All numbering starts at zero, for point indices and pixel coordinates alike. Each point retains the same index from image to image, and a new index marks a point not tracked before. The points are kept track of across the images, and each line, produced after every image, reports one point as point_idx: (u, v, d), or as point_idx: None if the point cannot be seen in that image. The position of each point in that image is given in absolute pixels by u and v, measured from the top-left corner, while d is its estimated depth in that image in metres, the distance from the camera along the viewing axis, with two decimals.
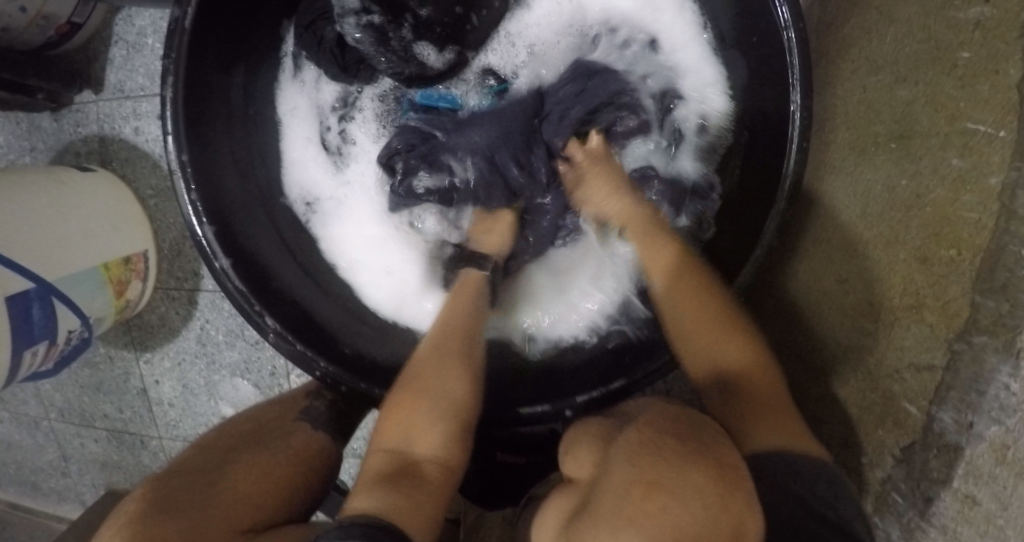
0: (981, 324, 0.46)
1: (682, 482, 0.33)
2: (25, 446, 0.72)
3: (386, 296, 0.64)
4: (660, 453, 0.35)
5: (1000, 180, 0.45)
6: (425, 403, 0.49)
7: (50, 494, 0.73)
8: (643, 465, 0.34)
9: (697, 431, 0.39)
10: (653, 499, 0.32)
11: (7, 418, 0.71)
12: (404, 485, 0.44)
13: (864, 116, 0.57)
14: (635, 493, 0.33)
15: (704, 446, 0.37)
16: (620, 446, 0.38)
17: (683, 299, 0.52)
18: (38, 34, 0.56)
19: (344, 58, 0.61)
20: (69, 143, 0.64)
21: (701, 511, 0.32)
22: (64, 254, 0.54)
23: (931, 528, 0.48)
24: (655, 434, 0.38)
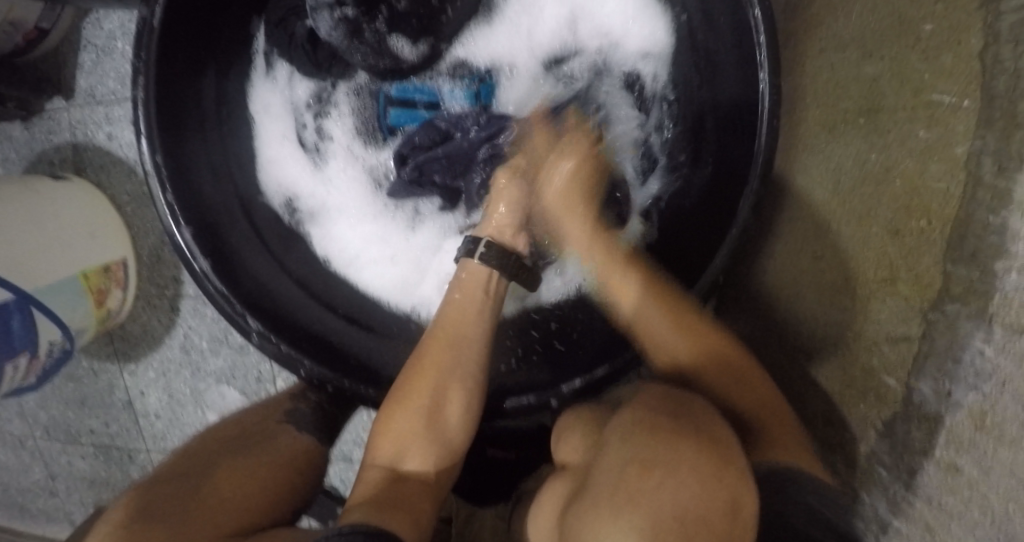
0: (953, 292, 0.46)
1: (673, 456, 0.33)
2: (11, 467, 0.71)
3: (382, 284, 0.65)
4: (653, 430, 0.35)
5: (965, 149, 0.46)
6: (422, 426, 0.51)
7: (39, 515, 0.72)
8: (636, 444, 0.35)
9: (684, 408, 0.39)
10: (648, 477, 0.32)
11: None
12: (399, 501, 0.47)
13: (831, 95, 0.58)
14: (630, 470, 0.33)
15: (694, 422, 0.37)
16: (615, 429, 0.38)
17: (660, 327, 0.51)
18: (5, 39, 0.57)
19: (317, 55, 0.62)
20: (41, 152, 0.64)
21: (695, 484, 0.32)
22: (44, 264, 0.54)
23: (918, 500, 0.48)
24: (648, 414, 0.38)
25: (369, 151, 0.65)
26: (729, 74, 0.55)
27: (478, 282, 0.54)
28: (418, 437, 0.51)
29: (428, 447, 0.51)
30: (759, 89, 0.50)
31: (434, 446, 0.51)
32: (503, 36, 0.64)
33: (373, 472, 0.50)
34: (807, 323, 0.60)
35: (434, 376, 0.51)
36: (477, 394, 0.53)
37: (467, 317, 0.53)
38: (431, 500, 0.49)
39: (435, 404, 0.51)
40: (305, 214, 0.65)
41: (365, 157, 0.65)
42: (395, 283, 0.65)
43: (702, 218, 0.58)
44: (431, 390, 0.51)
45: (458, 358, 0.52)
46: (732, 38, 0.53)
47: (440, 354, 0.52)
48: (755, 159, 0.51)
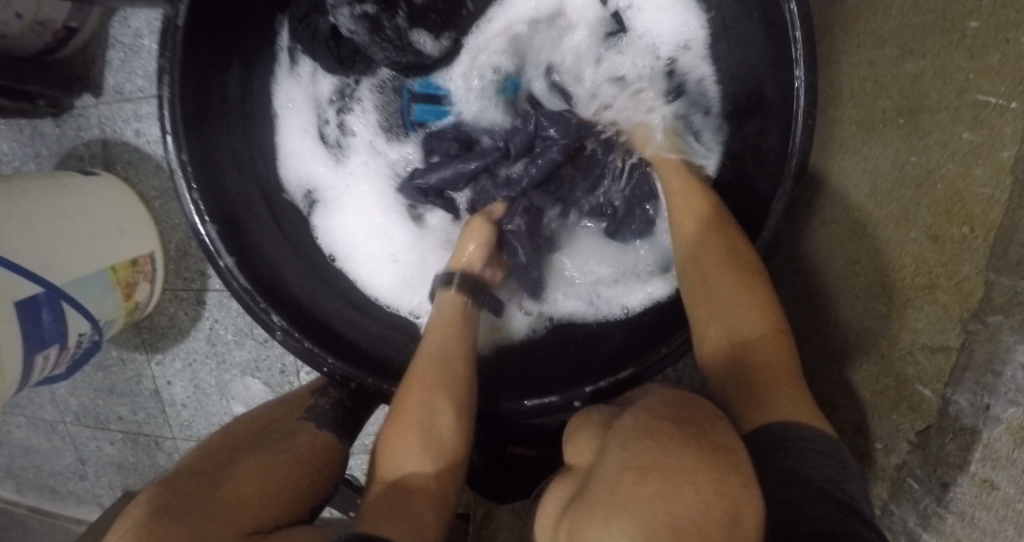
0: (995, 303, 0.47)
1: (670, 463, 0.31)
2: (43, 450, 0.73)
3: (389, 282, 0.64)
4: (654, 436, 0.34)
5: (1013, 153, 0.46)
6: (416, 438, 0.48)
7: (69, 496, 0.74)
8: (635, 449, 0.33)
9: (693, 415, 0.37)
10: (644, 482, 0.31)
11: (24, 424, 0.72)
12: (401, 516, 0.43)
13: (871, 91, 0.53)
14: (628, 477, 0.32)
15: (699, 427, 0.35)
16: (619, 432, 0.37)
17: (716, 267, 0.48)
18: (36, 40, 0.56)
19: (339, 51, 0.60)
20: (72, 148, 0.64)
21: (692, 495, 0.30)
22: (73, 258, 0.55)
23: (949, 516, 0.48)
24: (651, 419, 0.36)
25: (392, 147, 0.65)
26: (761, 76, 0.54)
27: (458, 308, 0.55)
28: (413, 450, 0.48)
29: (426, 456, 0.48)
30: (795, 89, 0.48)
31: (432, 456, 0.48)
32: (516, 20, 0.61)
33: (376, 490, 0.47)
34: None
35: (423, 386, 0.50)
36: (466, 401, 0.51)
37: (445, 333, 0.53)
38: (439, 515, 0.45)
39: (427, 418, 0.48)
40: (322, 207, 0.64)
41: (387, 153, 0.65)
42: (404, 281, 0.63)
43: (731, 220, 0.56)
44: (420, 399, 0.49)
45: (444, 369, 0.51)
46: (766, 34, 0.52)
47: (427, 366, 0.51)
48: (789, 157, 0.49)
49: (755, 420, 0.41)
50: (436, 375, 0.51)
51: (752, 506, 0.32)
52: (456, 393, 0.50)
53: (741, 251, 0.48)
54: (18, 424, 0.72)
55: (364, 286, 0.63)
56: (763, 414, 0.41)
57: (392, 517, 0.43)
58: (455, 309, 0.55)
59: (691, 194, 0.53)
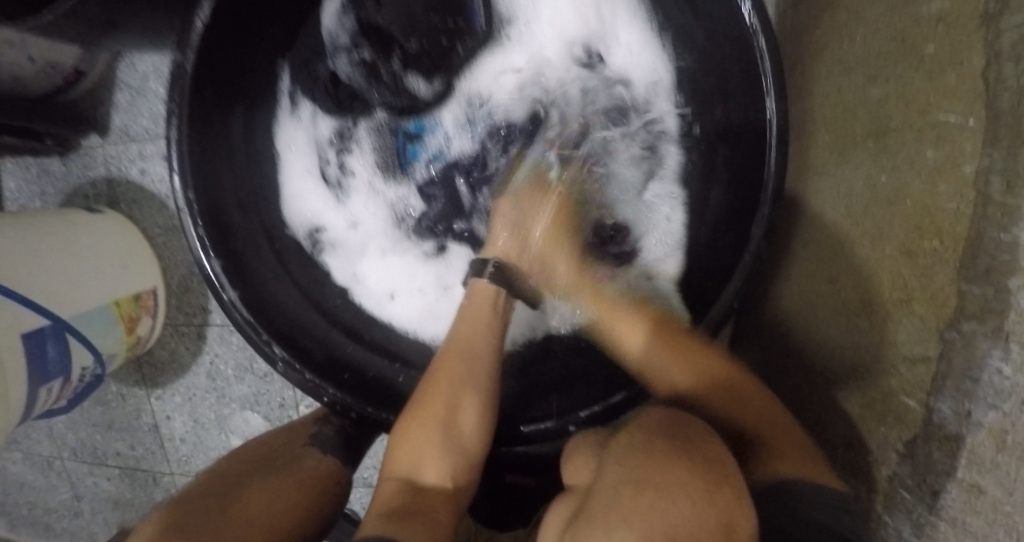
0: (968, 311, 0.47)
1: (666, 479, 0.34)
2: (39, 486, 0.72)
3: (410, 312, 0.65)
4: (652, 453, 0.36)
5: (973, 167, 0.47)
6: (440, 436, 0.51)
7: (62, 535, 0.73)
8: (633, 467, 0.36)
9: (685, 433, 0.39)
10: (641, 497, 0.33)
11: (20, 459, 0.72)
12: (412, 510, 0.46)
13: (842, 116, 0.59)
14: (625, 491, 0.34)
15: (692, 446, 0.38)
16: (615, 451, 0.40)
17: (671, 356, 0.53)
18: (47, 82, 0.59)
19: (337, 94, 0.64)
20: (77, 187, 0.66)
21: (688, 505, 0.32)
22: (78, 293, 0.57)
23: (941, 523, 0.47)
24: (646, 439, 0.39)
25: (389, 186, 0.66)
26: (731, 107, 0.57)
27: (488, 303, 0.57)
28: (437, 448, 0.50)
29: (445, 456, 0.50)
30: (767, 120, 0.51)
31: (453, 458, 0.51)
32: (502, 76, 0.64)
33: (392, 484, 0.49)
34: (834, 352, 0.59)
35: (455, 385, 0.53)
36: (490, 405, 0.53)
37: (479, 329, 0.55)
38: (452, 513, 0.48)
39: (447, 414, 0.52)
40: (326, 246, 0.65)
41: (386, 193, 0.66)
42: (422, 311, 0.65)
43: (714, 241, 0.58)
44: (449, 397, 0.52)
45: (474, 368, 0.54)
46: (733, 67, 0.55)
47: (461, 363, 0.54)
48: (766, 181, 0.51)
49: (772, 467, 0.45)
50: (460, 371, 0.53)
51: (743, 513, 0.34)
52: (479, 389, 0.53)
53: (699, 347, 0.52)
54: (16, 460, 0.72)
55: (383, 312, 0.65)
56: (781, 462, 0.45)
57: (411, 511, 0.46)
58: (490, 310, 0.56)
59: (608, 301, 0.59)
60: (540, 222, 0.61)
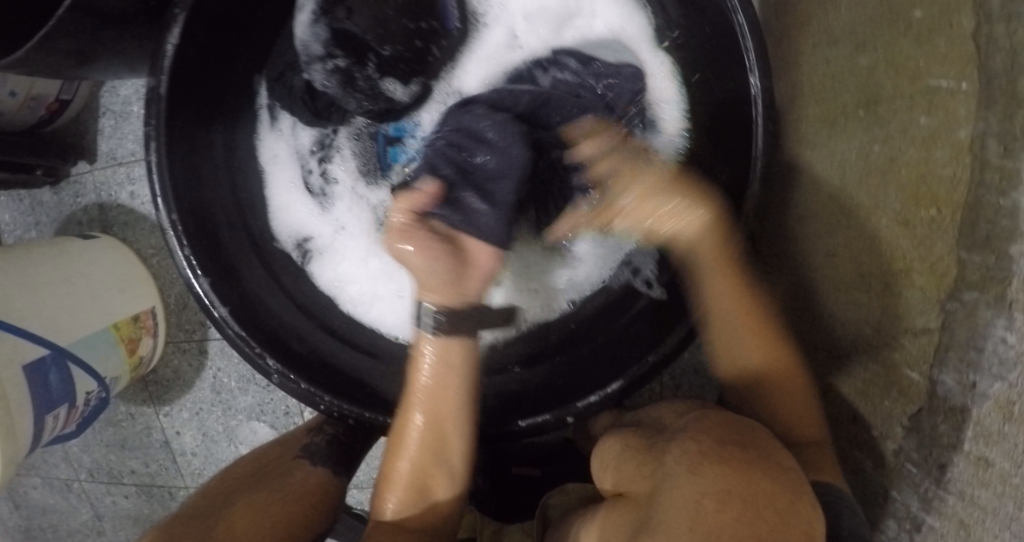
0: (969, 280, 0.46)
1: (752, 489, 0.36)
2: (61, 509, 0.72)
3: (400, 319, 0.64)
4: (720, 462, 0.38)
5: (968, 131, 0.45)
6: (413, 499, 0.51)
7: None
8: (706, 475, 0.37)
9: (745, 439, 0.41)
10: (728, 507, 0.35)
11: (40, 484, 0.72)
12: None
13: (828, 87, 0.57)
14: (709, 502, 0.35)
15: (761, 452, 0.39)
16: (679, 455, 0.40)
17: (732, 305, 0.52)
18: (30, 115, 0.57)
19: (314, 104, 0.60)
20: (70, 214, 0.66)
21: (775, 519, 0.35)
22: (75, 320, 0.57)
23: (949, 496, 0.46)
24: (713, 443, 0.40)
25: (372, 191, 0.65)
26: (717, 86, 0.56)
27: (456, 364, 0.50)
28: (410, 509, 0.51)
29: (418, 514, 0.51)
30: (752, 93, 0.50)
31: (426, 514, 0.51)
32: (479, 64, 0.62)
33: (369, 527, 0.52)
34: (846, 332, 0.57)
35: (419, 457, 0.50)
36: (460, 462, 0.52)
37: (444, 400, 0.50)
38: None
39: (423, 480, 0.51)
40: (315, 256, 0.65)
41: (369, 197, 0.65)
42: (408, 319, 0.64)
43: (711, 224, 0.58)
44: (412, 463, 0.51)
45: (437, 434, 0.50)
46: (718, 42, 0.53)
47: (424, 431, 0.50)
48: (754, 162, 0.51)
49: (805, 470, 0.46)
50: (429, 442, 0.50)
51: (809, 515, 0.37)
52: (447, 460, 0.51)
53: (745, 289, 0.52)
54: (33, 485, 0.72)
55: (376, 324, 0.64)
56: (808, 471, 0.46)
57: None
58: (451, 369, 0.50)
59: (671, 212, 0.53)
60: (627, 199, 0.54)
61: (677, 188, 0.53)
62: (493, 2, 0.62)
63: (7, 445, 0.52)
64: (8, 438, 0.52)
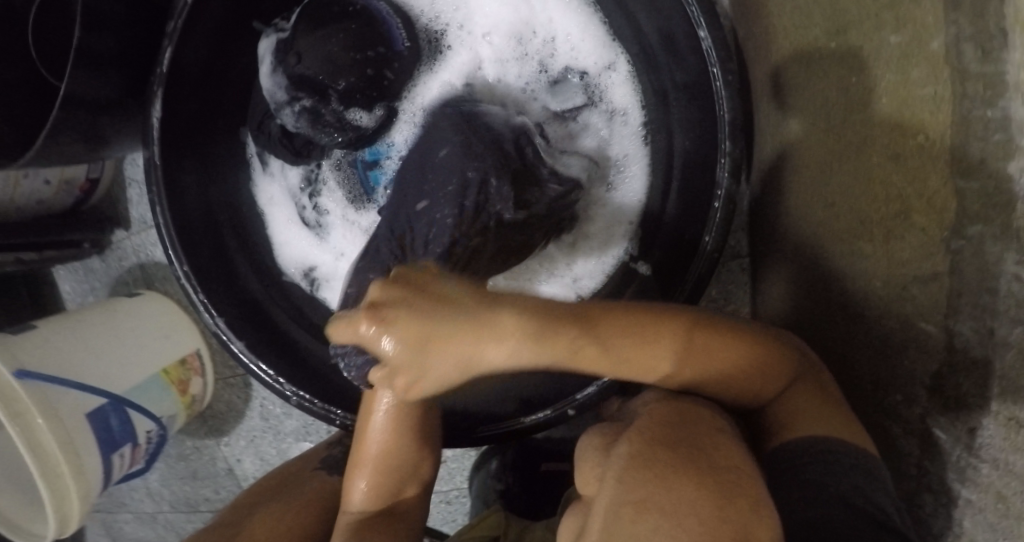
0: (970, 212, 0.39)
1: (669, 495, 0.31)
2: (152, 539, 0.81)
3: None
4: (650, 467, 0.33)
5: (941, 41, 0.39)
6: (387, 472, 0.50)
7: None
8: (630, 483, 0.32)
9: (683, 440, 0.36)
10: (643, 518, 0.30)
11: (132, 518, 0.81)
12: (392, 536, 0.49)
13: (799, 22, 0.51)
14: (625, 512, 0.31)
15: (695, 454, 0.34)
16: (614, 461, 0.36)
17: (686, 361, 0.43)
18: (67, 196, 0.67)
19: (293, 144, 0.65)
20: (118, 277, 0.75)
21: (697, 527, 0.29)
22: (127, 369, 0.65)
23: (983, 465, 0.40)
24: (646, 447, 0.35)
25: (362, 214, 0.68)
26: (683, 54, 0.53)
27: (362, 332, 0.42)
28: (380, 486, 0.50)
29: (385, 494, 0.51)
30: (703, 46, 0.49)
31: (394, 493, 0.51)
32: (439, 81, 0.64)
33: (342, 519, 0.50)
34: (857, 288, 0.50)
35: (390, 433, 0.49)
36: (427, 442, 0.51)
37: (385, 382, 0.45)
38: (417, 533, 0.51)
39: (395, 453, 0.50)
40: (323, 283, 0.69)
41: (360, 220, 0.68)
42: None
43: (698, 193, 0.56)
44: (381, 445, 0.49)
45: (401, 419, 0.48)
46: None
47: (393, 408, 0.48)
48: (720, 119, 0.51)
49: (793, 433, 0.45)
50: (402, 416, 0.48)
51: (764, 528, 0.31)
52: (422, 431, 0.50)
53: (677, 340, 0.43)
54: (127, 520, 0.82)
55: None
56: (800, 424, 0.45)
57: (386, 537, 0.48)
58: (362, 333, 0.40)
59: (479, 331, 0.37)
60: (439, 365, 0.37)
61: (444, 322, 0.36)
62: (452, 25, 0.64)
63: (79, 484, 0.59)
64: (80, 479, 0.59)
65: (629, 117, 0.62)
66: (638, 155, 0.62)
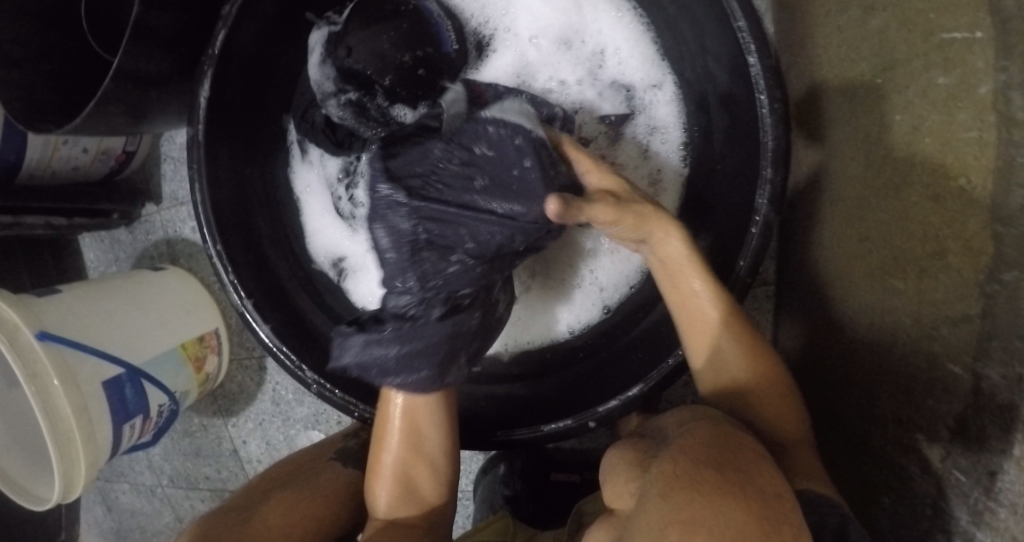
0: (1009, 258, 0.39)
1: (719, 520, 0.31)
2: (146, 511, 0.82)
3: None
4: (696, 486, 0.33)
5: (990, 87, 0.39)
6: (406, 492, 0.56)
7: None
8: (676, 500, 0.33)
9: (731, 457, 0.37)
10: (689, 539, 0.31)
11: (129, 489, 0.82)
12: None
13: (848, 57, 0.52)
14: (672, 532, 0.31)
15: (744, 476, 0.34)
16: (655, 478, 0.37)
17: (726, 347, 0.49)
18: (102, 167, 0.67)
19: (336, 134, 0.66)
20: (144, 250, 0.76)
21: None
22: (146, 342, 0.65)
23: (1001, 509, 0.40)
24: (690, 465, 0.35)
25: None
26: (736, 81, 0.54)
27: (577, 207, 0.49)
28: (398, 502, 0.56)
29: (408, 506, 0.56)
30: (752, 73, 0.50)
31: (417, 508, 0.56)
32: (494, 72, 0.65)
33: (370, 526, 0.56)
34: (885, 324, 0.50)
35: (409, 455, 0.56)
36: (445, 464, 0.57)
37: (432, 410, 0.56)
38: None
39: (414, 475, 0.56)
40: (352, 274, 0.69)
41: None
42: None
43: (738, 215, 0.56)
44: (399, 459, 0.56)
45: (421, 436, 0.56)
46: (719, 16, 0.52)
47: (409, 431, 0.56)
48: (766, 145, 0.51)
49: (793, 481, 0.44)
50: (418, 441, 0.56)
51: None
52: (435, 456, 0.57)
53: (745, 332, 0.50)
54: (125, 491, 0.82)
55: None
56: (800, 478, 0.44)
57: None
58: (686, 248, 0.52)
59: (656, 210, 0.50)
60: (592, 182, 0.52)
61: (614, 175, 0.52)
62: (499, 28, 0.65)
63: (89, 451, 0.59)
64: (90, 446, 0.59)
65: (668, 135, 0.63)
66: (674, 177, 0.63)
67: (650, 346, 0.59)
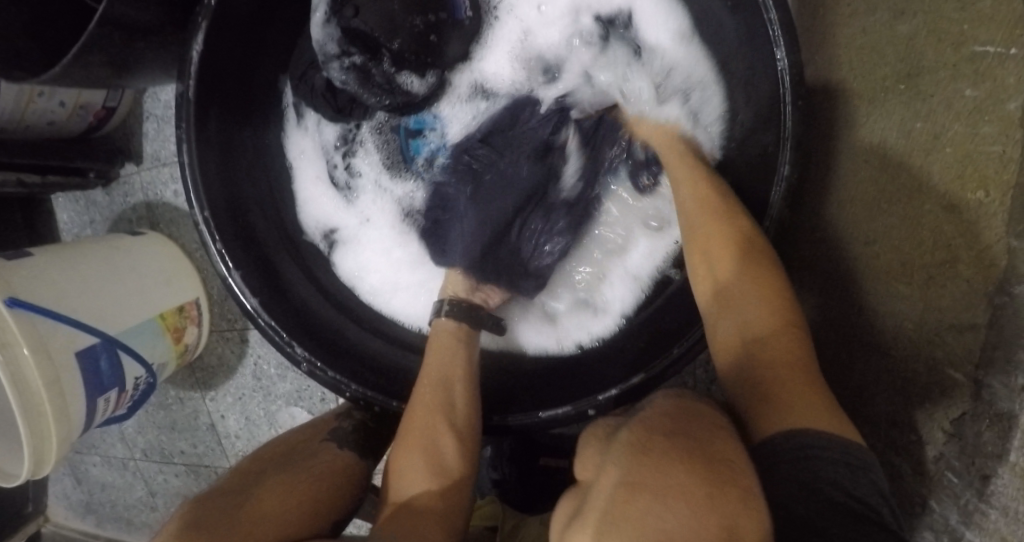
0: (1021, 271, 0.42)
1: (663, 480, 0.30)
2: (116, 484, 0.79)
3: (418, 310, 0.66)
4: (648, 452, 0.32)
5: (1022, 102, 0.43)
6: (423, 465, 0.51)
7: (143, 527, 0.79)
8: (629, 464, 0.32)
9: (685, 425, 0.36)
10: (635, 501, 0.30)
11: (100, 462, 0.79)
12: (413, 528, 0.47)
13: (865, 58, 0.51)
14: (619, 494, 0.30)
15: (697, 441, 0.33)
16: (616, 446, 0.35)
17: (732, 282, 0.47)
18: (79, 122, 0.62)
19: (336, 100, 0.63)
20: (121, 213, 0.71)
21: (685, 513, 0.29)
22: (123, 312, 0.61)
23: (992, 511, 0.43)
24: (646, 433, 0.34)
25: (396, 183, 0.66)
26: (763, 76, 0.54)
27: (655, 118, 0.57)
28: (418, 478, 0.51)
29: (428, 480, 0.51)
30: (780, 72, 0.50)
31: (437, 482, 0.51)
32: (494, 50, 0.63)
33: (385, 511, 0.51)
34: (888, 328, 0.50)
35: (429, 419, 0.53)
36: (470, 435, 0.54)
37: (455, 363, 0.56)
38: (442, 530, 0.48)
39: (431, 446, 0.52)
40: (343, 246, 0.67)
41: (393, 189, 0.66)
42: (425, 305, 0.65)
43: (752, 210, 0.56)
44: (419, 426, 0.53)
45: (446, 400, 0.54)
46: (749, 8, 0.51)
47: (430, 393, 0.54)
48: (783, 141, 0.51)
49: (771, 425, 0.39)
50: (439, 401, 0.54)
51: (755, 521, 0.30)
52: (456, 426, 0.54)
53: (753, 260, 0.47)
54: (94, 464, 0.79)
55: (404, 316, 0.66)
56: (782, 418, 0.39)
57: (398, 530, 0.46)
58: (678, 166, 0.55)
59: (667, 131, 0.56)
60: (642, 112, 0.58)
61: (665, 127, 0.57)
62: None
63: (60, 427, 0.55)
64: (62, 420, 0.55)
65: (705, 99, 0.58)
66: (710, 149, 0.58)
67: (650, 345, 0.59)
